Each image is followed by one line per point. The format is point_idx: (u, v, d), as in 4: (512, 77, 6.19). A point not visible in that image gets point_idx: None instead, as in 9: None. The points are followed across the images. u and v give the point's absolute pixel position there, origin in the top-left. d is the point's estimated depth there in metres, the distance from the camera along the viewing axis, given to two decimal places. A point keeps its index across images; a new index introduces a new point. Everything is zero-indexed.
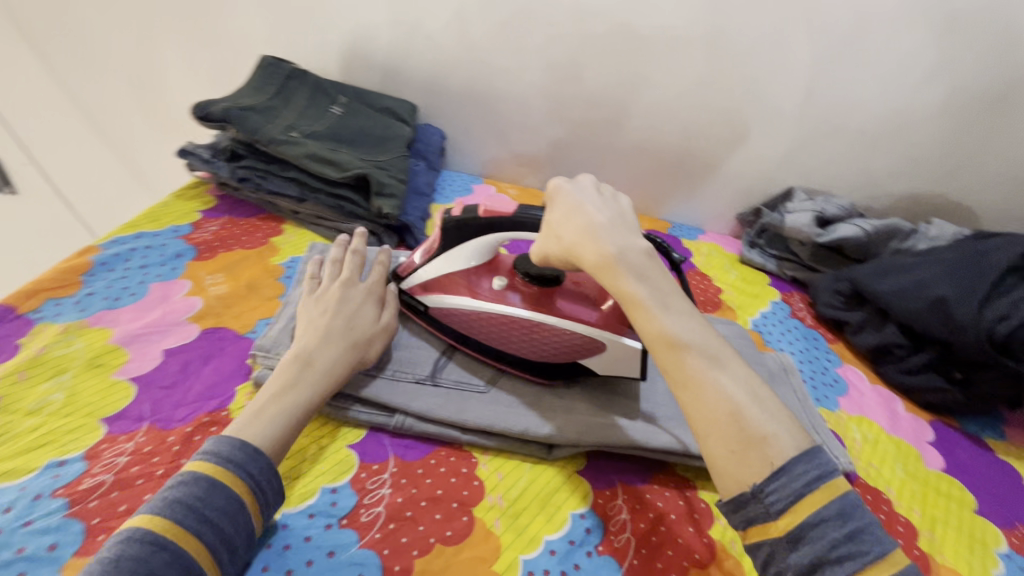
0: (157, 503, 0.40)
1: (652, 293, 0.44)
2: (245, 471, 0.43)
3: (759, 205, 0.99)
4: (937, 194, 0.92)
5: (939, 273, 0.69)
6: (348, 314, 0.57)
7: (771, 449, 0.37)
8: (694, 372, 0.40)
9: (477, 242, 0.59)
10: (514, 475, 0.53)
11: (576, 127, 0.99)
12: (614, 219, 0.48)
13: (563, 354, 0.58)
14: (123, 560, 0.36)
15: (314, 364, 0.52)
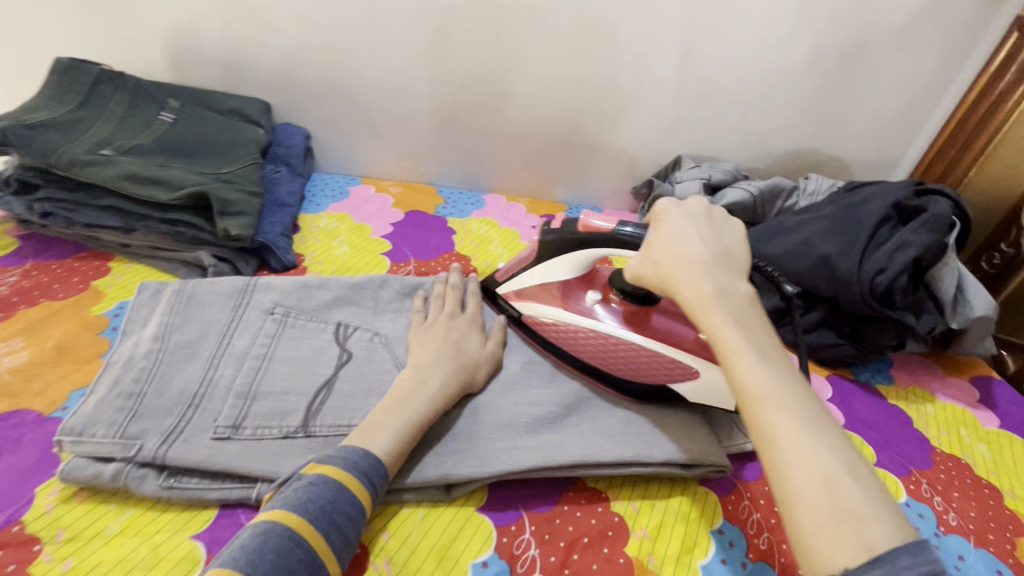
0: (293, 499, 0.40)
1: (747, 338, 0.41)
2: (371, 480, 0.43)
3: (651, 176, 0.97)
4: (812, 150, 0.94)
5: (822, 230, 0.69)
6: (454, 340, 0.57)
7: (871, 534, 0.31)
8: (787, 433, 0.36)
9: (574, 256, 0.60)
10: (403, 530, 0.46)
11: (454, 112, 0.91)
12: (714, 254, 0.47)
13: (655, 376, 0.57)
14: (265, 553, 0.36)
15: (427, 382, 0.51)
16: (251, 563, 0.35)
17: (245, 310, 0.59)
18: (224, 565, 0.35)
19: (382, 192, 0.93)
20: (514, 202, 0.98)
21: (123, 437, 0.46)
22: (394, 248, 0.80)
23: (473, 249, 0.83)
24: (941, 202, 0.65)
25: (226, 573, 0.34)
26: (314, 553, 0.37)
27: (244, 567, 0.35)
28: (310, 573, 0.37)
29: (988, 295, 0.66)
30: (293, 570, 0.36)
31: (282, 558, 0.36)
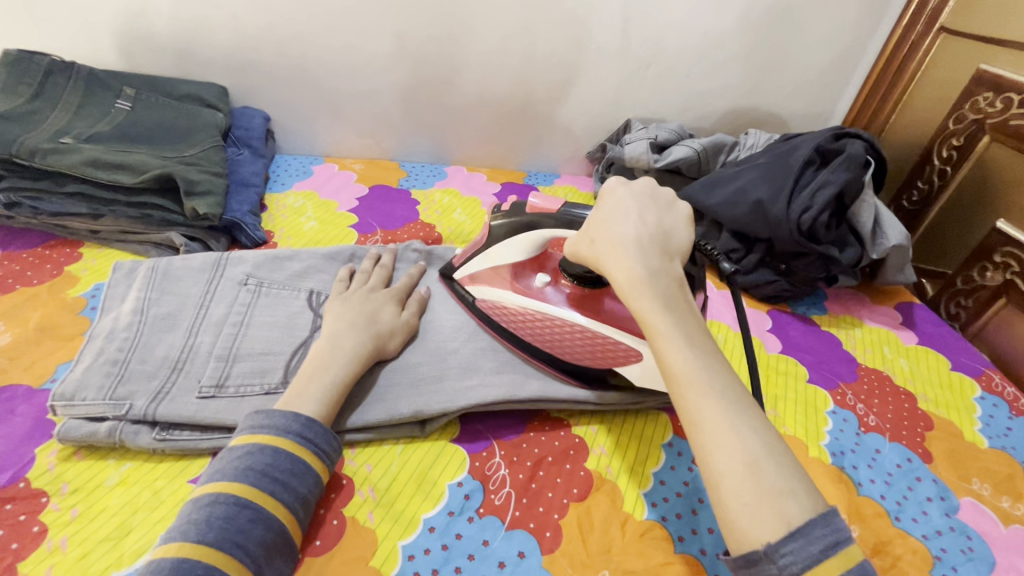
0: (232, 470, 0.41)
1: (677, 323, 0.41)
2: (307, 439, 0.44)
3: (603, 141, 1.02)
4: (751, 108, 1.00)
5: (756, 178, 0.75)
6: (368, 308, 0.58)
7: (787, 508, 0.33)
8: (711, 418, 0.36)
9: (524, 238, 0.60)
10: (385, 462, 0.51)
11: (410, 88, 0.94)
12: (648, 240, 0.46)
13: (592, 357, 0.57)
14: (212, 520, 0.37)
15: (341, 345, 0.52)
16: (199, 532, 0.37)
17: (220, 282, 0.63)
18: (177, 538, 0.37)
19: (346, 169, 0.96)
20: (475, 172, 1.02)
21: (114, 399, 0.49)
22: (360, 221, 0.84)
23: (437, 217, 0.87)
24: (856, 144, 0.73)
25: (179, 543, 0.36)
26: (260, 513, 0.39)
27: (195, 536, 0.37)
28: (263, 528, 0.39)
29: (901, 227, 0.75)
30: (245, 529, 0.38)
31: (229, 522, 0.38)
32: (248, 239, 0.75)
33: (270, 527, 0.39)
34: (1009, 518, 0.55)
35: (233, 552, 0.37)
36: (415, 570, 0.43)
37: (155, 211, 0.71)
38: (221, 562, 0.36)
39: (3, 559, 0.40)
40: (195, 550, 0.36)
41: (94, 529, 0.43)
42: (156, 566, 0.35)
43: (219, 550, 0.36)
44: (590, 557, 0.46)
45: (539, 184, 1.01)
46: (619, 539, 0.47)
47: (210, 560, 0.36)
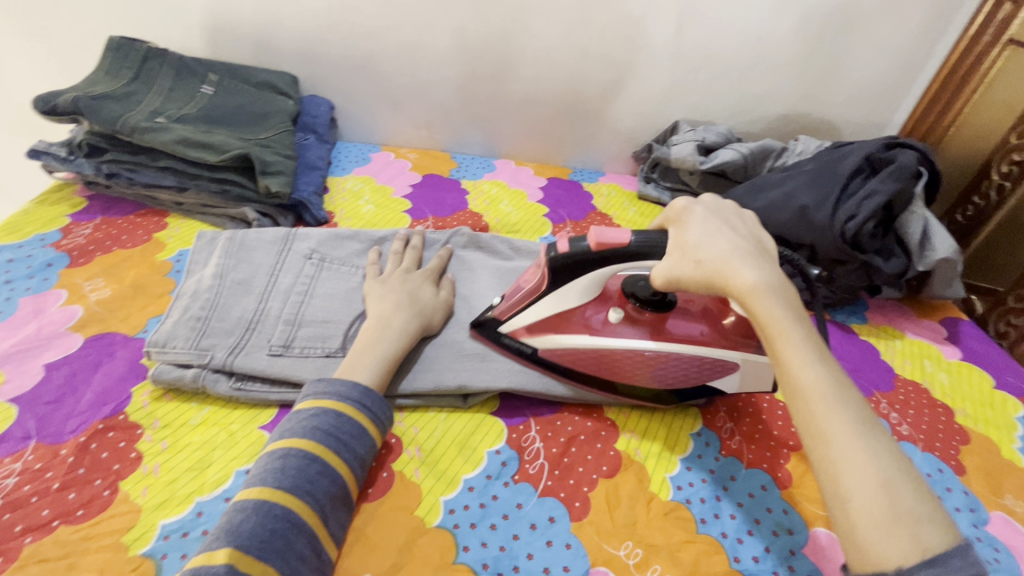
0: (302, 428, 0.45)
1: (804, 342, 0.42)
2: (366, 407, 0.49)
3: (650, 141, 1.04)
4: (802, 113, 1.00)
5: (802, 184, 0.76)
6: (412, 290, 0.62)
7: (924, 534, 0.33)
8: (842, 440, 0.37)
9: (594, 277, 0.54)
10: (430, 427, 0.56)
11: (466, 83, 0.98)
12: (755, 255, 0.47)
13: (687, 381, 0.57)
14: (286, 469, 0.42)
15: (391, 325, 0.57)
16: (276, 478, 0.42)
17: (288, 254, 0.69)
18: (256, 483, 0.42)
19: (401, 157, 1.02)
20: (522, 166, 1.06)
21: (198, 349, 0.56)
22: (413, 207, 0.89)
23: (485, 208, 0.91)
24: (909, 154, 0.72)
25: (259, 487, 0.41)
26: (326, 470, 0.44)
27: (273, 482, 0.42)
28: (328, 480, 0.43)
29: (951, 240, 0.74)
30: (314, 480, 0.43)
31: (299, 473, 0.42)
32: (311, 218, 0.82)
33: (336, 483, 0.44)
34: None
35: (305, 498, 0.41)
36: (455, 522, 0.48)
37: (232, 187, 0.78)
38: (295, 505, 0.41)
39: (107, 478, 0.47)
40: (273, 494, 0.41)
41: (180, 460, 0.49)
42: (240, 506, 0.40)
43: (292, 496, 0.41)
44: (616, 528, 0.49)
45: (584, 181, 1.04)
46: (644, 514, 0.51)
47: (286, 503, 0.41)
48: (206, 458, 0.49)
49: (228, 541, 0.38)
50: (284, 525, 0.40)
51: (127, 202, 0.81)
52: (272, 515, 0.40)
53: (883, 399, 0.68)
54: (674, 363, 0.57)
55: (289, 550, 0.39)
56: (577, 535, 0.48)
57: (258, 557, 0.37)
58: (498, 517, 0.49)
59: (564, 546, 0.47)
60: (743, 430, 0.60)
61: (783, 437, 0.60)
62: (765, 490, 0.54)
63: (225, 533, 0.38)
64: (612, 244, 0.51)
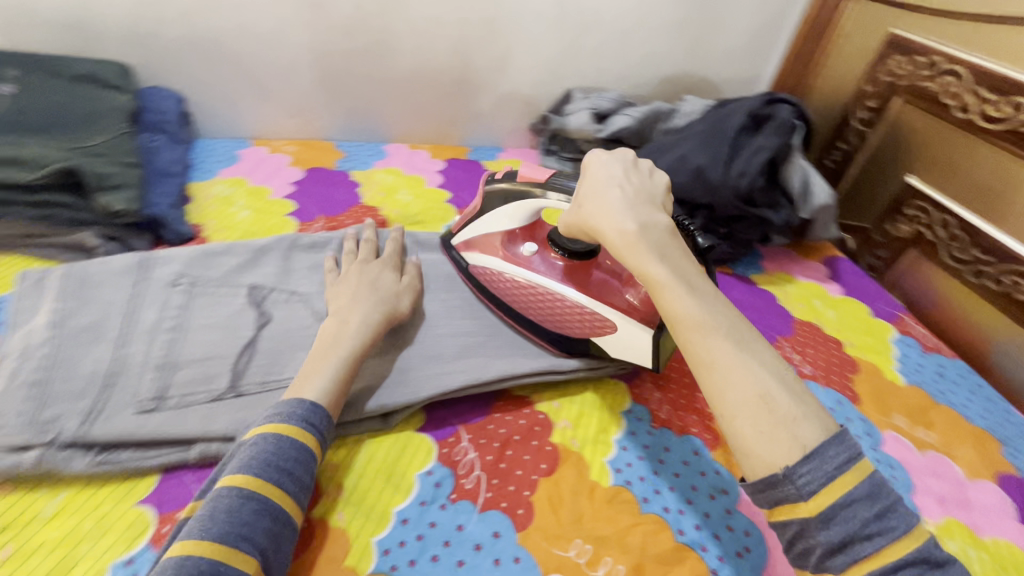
0: (238, 463, 0.40)
1: (676, 273, 0.43)
2: (312, 426, 0.44)
3: (545, 112, 1.02)
4: (685, 74, 1.03)
5: (696, 145, 0.78)
6: (371, 280, 0.59)
7: (801, 431, 0.35)
8: (720, 358, 0.38)
9: (520, 205, 0.61)
10: (350, 460, 0.50)
11: (340, 61, 0.88)
12: (632, 197, 0.47)
13: (571, 326, 0.60)
14: (217, 515, 0.36)
15: (347, 322, 0.52)
16: (204, 527, 0.36)
17: (147, 286, 0.58)
18: (179, 538, 0.36)
19: (277, 151, 0.90)
20: (418, 149, 0.98)
21: (38, 424, 0.45)
22: (299, 208, 0.79)
23: (381, 199, 0.83)
24: (784, 109, 0.77)
25: (185, 539, 0.35)
26: (266, 505, 0.38)
27: (197, 532, 0.35)
28: (268, 519, 0.38)
29: (828, 188, 0.79)
30: (250, 521, 0.37)
31: (234, 514, 0.37)
32: (172, 236, 0.69)
33: (278, 520, 0.39)
34: (925, 445, 0.61)
35: (238, 544, 0.36)
36: (392, 564, 0.43)
37: (60, 210, 0.64)
38: (227, 552, 0.35)
39: None
40: (201, 545, 0.35)
41: (34, 566, 0.40)
42: (161, 565, 0.34)
43: (223, 545, 0.35)
44: (563, 528, 0.47)
45: (484, 160, 0.99)
46: (588, 507, 0.49)
47: (216, 555, 0.34)
48: (71, 553, 0.41)
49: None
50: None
51: None
52: (196, 571, 0.33)
53: (787, 343, 0.72)
54: (558, 304, 0.60)
55: None
56: (525, 547, 0.46)
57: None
58: (440, 545, 0.45)
59: (512, 561, 0.45)
60: (669, 398, 0.61)
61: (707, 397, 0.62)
62: (697, 455, 0.55)
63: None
64: (532, 173, 0.60)
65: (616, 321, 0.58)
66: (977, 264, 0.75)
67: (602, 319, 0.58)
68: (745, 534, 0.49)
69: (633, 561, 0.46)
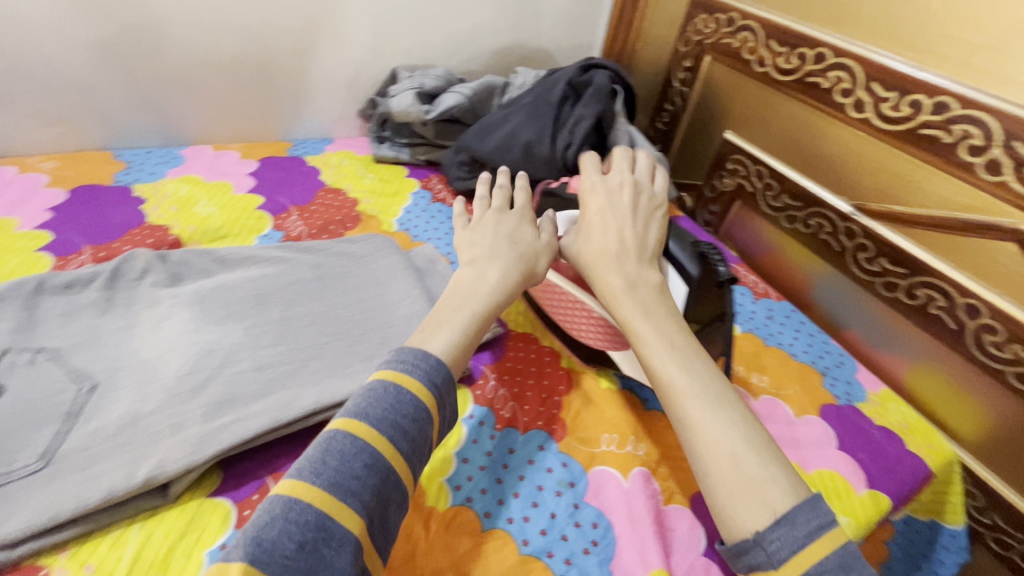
0: (355, 407, 0.37)
1: (656, 327, 0.43)
2: (433, 384, 0.40)
3: (372, 95, 0.92)
4: (517, 44, 0.99)
5: (522, 120, 0.75)
6: (508, 232, 0.51)
7: (771, 494, 0.34)
8: (692, 417, 0.38)
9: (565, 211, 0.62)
10: (116, 555, 0.40)
11: (96, 52, 0.72)
12: (630, 249, 0.49)
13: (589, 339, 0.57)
14: (329, 459, 0.34)
15: (485, 274, 0.47)
16: (316, 471, 0.33)
17: None
18: (291, 478, 0.34)
19: (32, 171, 0.73)
20: (224, 151, 0.85)
21: None
22: (57, 239, 0.64)
23: (172, 215, 0.71)
24: (602, 74, 0.75)
25: (295, 480, 0.33)
26: (375, 460, 0.35)
27: (310, 476, 0.33)
28: (377, 478, 0.35)
29: (652, 149, 0.78)
30: (360, 475, 0.34)
31: (338, 467, 0.34)
32: None
33: (386, 482, 0.35)
34: (758, 391, 0.62)
35: (346, 499, 0.33)
36: None
37: None
38: (319, 522, 0.31)
39: None
40: (307, 494, 0.32)
41: None
42: (266, 507, 0.32)
43: (332, 495, 0.33)
44: (392, 571, 0.42)
45: (307, 155, 0.88)
46: (422, 538, 0.44)
47: (323, 506, 0.32)
48: None
49: (244, 552, 0.29)
50: (315, 537, 0.31)
51: None
52: (303, 523, 0.31)
53: None
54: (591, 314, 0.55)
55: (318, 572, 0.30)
56: None
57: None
58: None
59: None
60: (513, 394, 0.57)
61: (554, 384, 0.59)
62: (543, 450, 0.53)
63: (244, 539, 0.30)
64: (580, 185, 0.64)
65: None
66: (789, 211, 0.79)
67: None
68: (592, 527, 0.47)
69: None
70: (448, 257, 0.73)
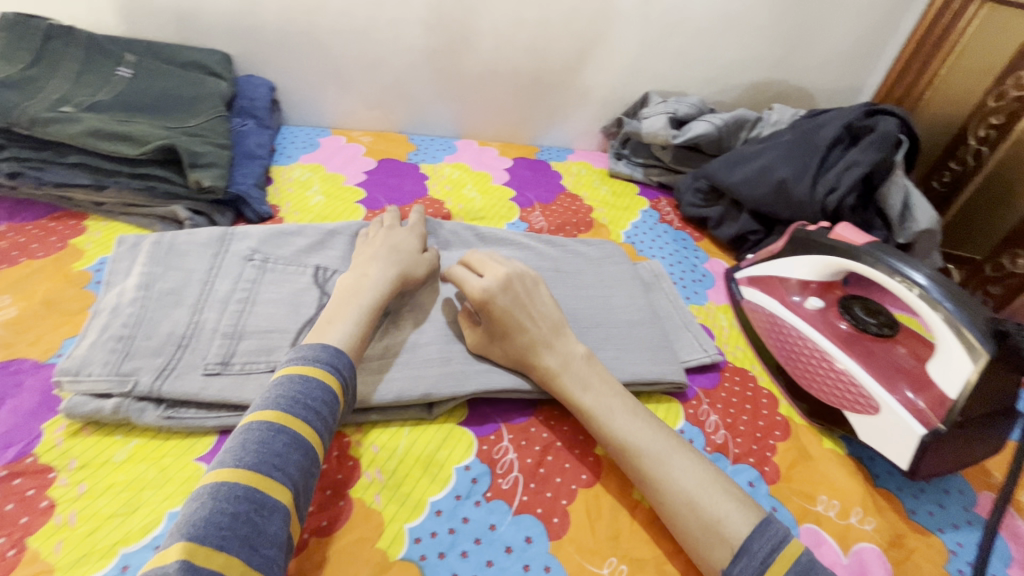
0: (266, 400, 0.42)
1: (604, 399, 0.49)
2: (337, 372, 0.45)
3: (620, 115, 0.99)
4: (775, 81, 0.97)
5: (781, 157, 0.74)
6: (394, 244, 0.60)
7: (729, 532, 0.40)
8: (652, 476, 0.44)
9: (826, 261, 0.61)
10: (392, 445, 0.50)
11: (421, 56, 0.90)
12: (552, 330, 0.53)
13: (830, 396, 0.57)
14: (246, 446, 0.38)
15: (367, 274, 0.55)
16: (237, 457, 0.38)
17: (225, 257, 0.60)
18: (216, 463, 0.38)
19: (353, 141, 0.94)
20: (486, 147, 0.99)
21: (120, 374, 0.48)
22: (368, 196, 0.81)
23: (446, 193, 0.85)
24: (889, 121, 0.69)
25: (218, 468, 0.37)
26: (300, 440, 0.40)
27: (231, 462, 0.37)
28: (300, 454, 0.40)
29: (932, 210, 0.70)
30: (281, 453, 0.39)
31: (267, 448, 0.38)
32: (253, 214, 0.73)
33: (308, 457, 0.40)
34: None
35: (271, 474, 0.38)
36: (422, 553, 0.43)
37: (159, 183, 0.69)
38: (249, 497, 0.36)
39: (12, 533, 0.41)
40: (235, 474, 0.37)
41: (102, 505, 0.43)
42: (197, 492, 0.36)
43: (257, 473, 0.37)
44: (597, 544, 0.45)
45: (552, 160, 0.98)
46: (627, 526, 0.47)
47: (248, 482, 0.36)
48: (125, 501, 0.43)
49: (182, 533, 0.33)
50: (247, 508, 0.35)
51: (43, 204, 0.72)
52: (235, 496, 0.36)
53: None
54: (830, 368, 0.58)
55: (258, 535, 0.35)
56: (556, 557, 0.44)
57: (215, 547, 0.33)
58: (466, 543, 0.44)
59: (543, 570, 0.43)
60: (725, 423, 0.57)
61: (769, 427, 0.57)
62: (752, 487, 0.51)
63: (180, 524, 0.34)
64: (849, 235, 0.59)
65: (885, 408, 0.53)
66: None
67: (871, 399, 0.54)
68: None
69: None
70: (671, 276, 0.75)
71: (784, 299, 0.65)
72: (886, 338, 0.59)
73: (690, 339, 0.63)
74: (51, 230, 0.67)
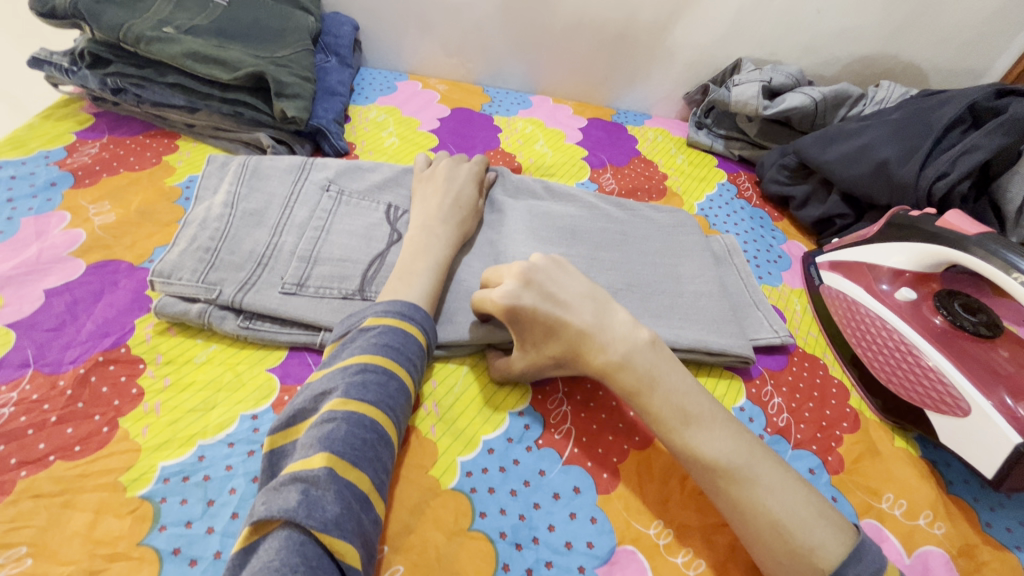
0: (372, 345, 0.43)
1: (678, 402, 0.42)
2: (427, 331, 0.47)
3: (706, 81, 0.94)
4: (886, 55, 0.89)
5: (886, 135, 0.68)
6: (455, 194, 0.60)
7: (820, 559, 0.37)
8: (734, 494, 0.40)
9: (928, 251, 0.56)
10: (450, 381, 0.51)
11: (506, 3, 0.88)
12: (594, 318, 0.45)
13: (912, 392, 0.53)
14: (368, 384, 0.40)
15: (436, 231, 0.56)
16: (360, 391, 0.39)
17: (305, 184, 0.61)
18: (338, 394, 0.39)
19: (429, 88, 0.93)
20: (561, 104, 0.96)
21: (207, 282, 0.51)
22: (441, 143, 0.81)
23: (518, 147, 0.83)
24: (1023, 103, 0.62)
25: (343, 399, 0.39)
26: (405, 388, 0.43)
27: (357, 395, 0.39)
28: (404, 399, 0.42)
29: None
30: (394, 396, 0.41)
31: (382, 389, 0.41)
32: (329, 147, 0.75)
33: (407, 401, 0.43)
34: None
35: (387, 413, 0.40)
36: (472, 486, 0.44)
37: (246, 110, 0.72)
38: (372, 430, 0.38)
39: (106, 413, 0.44)
40: (360, 406, 0.39)
41: (183, 400, 0.46)
42: (329, 416, 0.37)
43: (377, 410, 0.39)
44: (646, 504, 0.45)
45: (628, 124, 0.94)
46: (677, 491, 0.46)
47: (373, 416, 0.39)
48: (204, 399, 0.46)
49: (321, 447, 0.35)
50: (373, 436, 0.38)
51: (140, 121, 0.76)
52: (365, 428, 0.38)
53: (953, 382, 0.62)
54: (916, 363, 0.54)
55: (377, 461, 0.38)
56: (604, 511, 0.44)
57: (352, 463, 0.36)
58: (515, 483, 0.45)
59: (589, 521, 0.43)
60: (789, 407, 0.55)
61: (837, 417, 0.54)
62: (813, 474, 0.49)
63: (315, 439, 0.36)
64: (958, 223, 0.54)
65: (977, 410, 0.49)
66: None
67: (960, 400, 0.50)
68: None
69: (717, 559, 0.42)
70: (744, 253, 0.71)
71: (873, 288, 0.60)
72: (984, 339, 0.53)
73: (761, 319, 0.61)
74: (146, 145, 0.71)
